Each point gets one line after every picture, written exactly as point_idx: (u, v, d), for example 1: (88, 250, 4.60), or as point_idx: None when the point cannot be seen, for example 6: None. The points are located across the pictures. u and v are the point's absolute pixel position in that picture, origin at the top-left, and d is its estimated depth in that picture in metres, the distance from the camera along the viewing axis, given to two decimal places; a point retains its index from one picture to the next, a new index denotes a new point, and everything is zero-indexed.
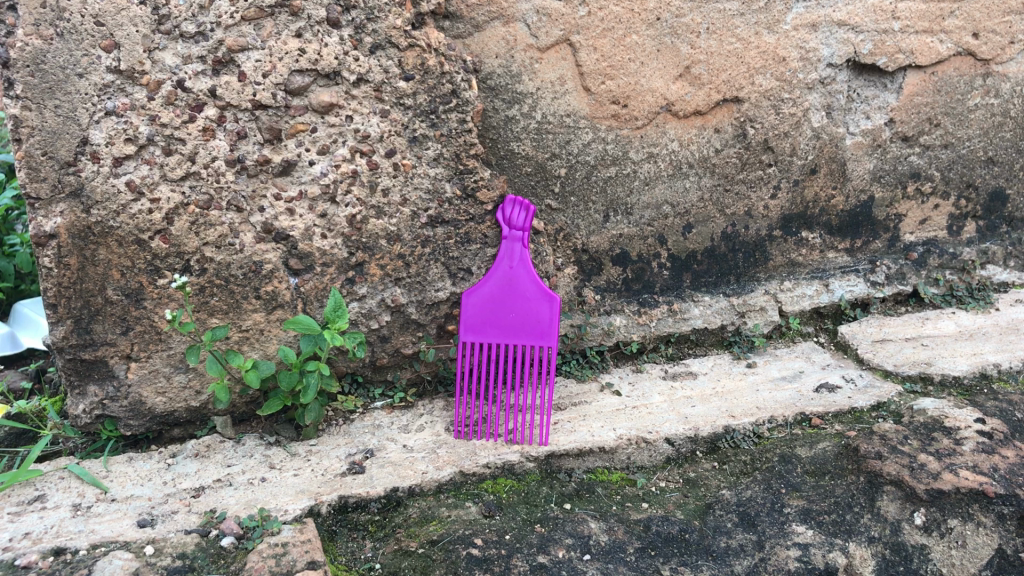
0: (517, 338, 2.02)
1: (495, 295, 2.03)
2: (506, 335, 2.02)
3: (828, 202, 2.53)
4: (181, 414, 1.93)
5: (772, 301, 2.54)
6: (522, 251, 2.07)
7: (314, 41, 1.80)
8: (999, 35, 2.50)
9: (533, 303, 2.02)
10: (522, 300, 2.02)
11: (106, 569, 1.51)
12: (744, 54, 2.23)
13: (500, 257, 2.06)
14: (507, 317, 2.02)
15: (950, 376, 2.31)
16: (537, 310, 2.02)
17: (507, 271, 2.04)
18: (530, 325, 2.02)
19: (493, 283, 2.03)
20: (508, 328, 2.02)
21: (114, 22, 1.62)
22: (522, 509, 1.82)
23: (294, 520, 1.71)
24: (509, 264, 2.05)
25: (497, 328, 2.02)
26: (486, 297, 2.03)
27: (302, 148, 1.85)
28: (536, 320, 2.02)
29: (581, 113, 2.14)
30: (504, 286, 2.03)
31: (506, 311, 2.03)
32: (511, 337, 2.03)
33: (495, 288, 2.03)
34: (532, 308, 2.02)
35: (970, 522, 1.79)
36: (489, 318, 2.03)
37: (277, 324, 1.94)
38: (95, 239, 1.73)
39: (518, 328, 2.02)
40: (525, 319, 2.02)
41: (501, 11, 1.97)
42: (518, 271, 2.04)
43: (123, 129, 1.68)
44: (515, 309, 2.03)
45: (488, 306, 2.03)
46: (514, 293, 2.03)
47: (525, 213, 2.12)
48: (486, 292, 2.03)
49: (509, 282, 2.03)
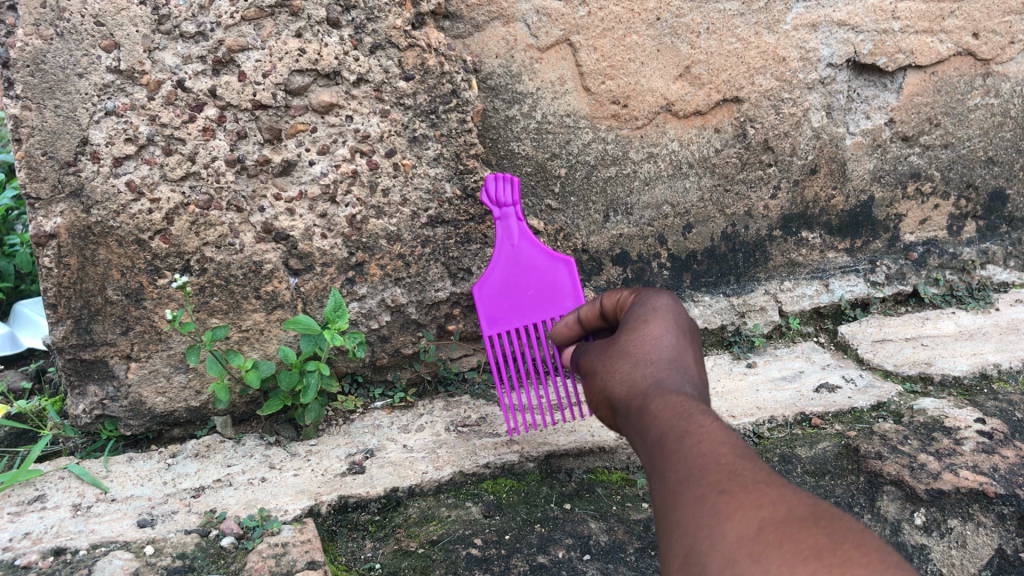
0: (542, 312, 2.02)
1: (506, 278, 2.02)
2: (530, 313, 2.02)
3: (828, 202, 2.53)
4: (181, 414, 1.94)
5: (772, 301, 2.54)
6: (519, 226, 2.01)
7: (314, 41, 1.79)
8: (999, 35, 2.49)
9: (547, 272, 2.02)
10: (531, 272, 2.02)
11: (106, 569, 1.50)
12: (744, 55, 2.23)
13: (499, 239, 2.02)
14: (524, 295, 2.02)
15: (950, 376, 2.32)
16: (551, 275, 2.03)
17: (510, 250, 2.01)
18: (548, 292, 2.02)
19: (500, 267, 2.01)
20: (529, 307, 2.02)
21: (114, 22, 1.62)
22: (522, 509, 1.81)
23: (293, 520, 1.70)
24: (509, 242, 2.01)
25: (518, 311, 2.01)
26: (498, 283, 2.01)
27: (302, 148, 1.86)
28: (555, 287, 2.03)
29: (581, 113, 2.14)
30: (512, 265, 2.02)
31: (522, 290, 2.02)
32: (535, 313, 2.02)
33: (505, 272, 2.02)
34: (547, 277, 2.02)
35: (970, 523, 1.78)
36: (508, 305, 2.01)
37: (277, 324, 1.95)
38: (94, 238, 1.72)
39: (541, 302, 2.02)
40: (543, 289, 2.03)
41: (500, 11, 1.96)
42: (521, 247, 2.01)
43: (124, 129, 1.68)
44: (530, 283, 2.03)
45: (503, 291, 2.01)
46: (523, 269, 2.02)
47: (511, 185, 2.01)
48: (497, 279, 2.01)
49: (515, 259, 2.01)
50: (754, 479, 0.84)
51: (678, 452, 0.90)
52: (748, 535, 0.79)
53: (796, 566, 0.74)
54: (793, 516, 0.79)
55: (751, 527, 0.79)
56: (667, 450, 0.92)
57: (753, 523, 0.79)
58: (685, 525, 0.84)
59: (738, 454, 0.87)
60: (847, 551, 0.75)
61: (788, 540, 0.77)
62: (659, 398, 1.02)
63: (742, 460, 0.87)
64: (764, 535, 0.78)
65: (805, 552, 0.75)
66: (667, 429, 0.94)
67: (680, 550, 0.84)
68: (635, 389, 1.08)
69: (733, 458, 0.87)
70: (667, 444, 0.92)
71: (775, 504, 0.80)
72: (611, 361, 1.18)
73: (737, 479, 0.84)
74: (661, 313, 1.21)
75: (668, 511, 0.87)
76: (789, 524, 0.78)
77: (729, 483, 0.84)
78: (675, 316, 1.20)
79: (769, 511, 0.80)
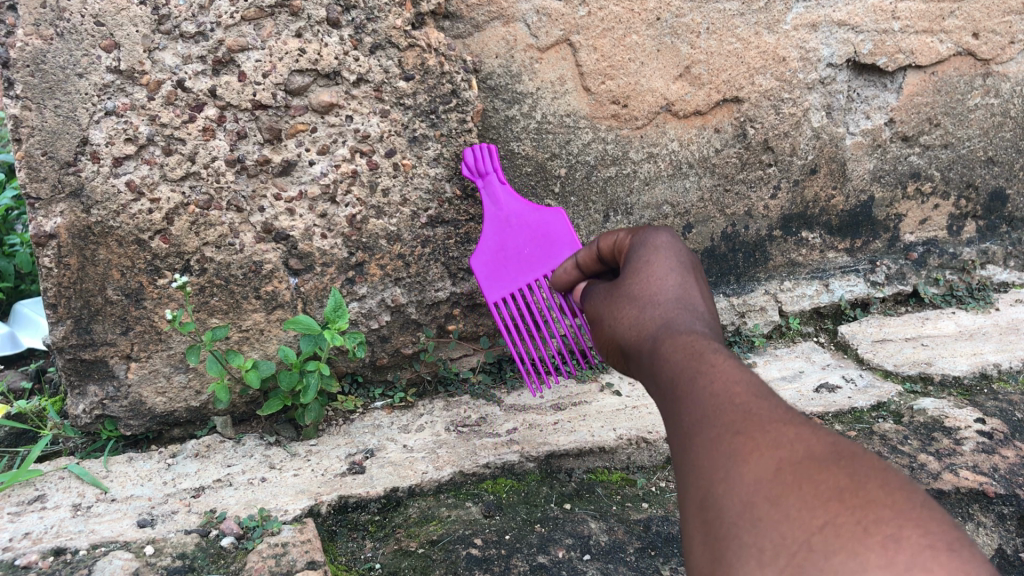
0: (544, 265, 2.04)
1: (500, 242, 2.03)
2: (532, 269, 2.04)
3: (828, 202, 2.53)
4: (181, 414, 1.94)
5: (772, 301, 2.55)
6: (503, 188, 2.01)
7: (314, 41, 1.79)
8: (999, 34, 2.49)
9: (540, 226, 2.04)
10: (524, 230, 2.03)
11: (106, 569, 1.50)
12: (744, 55, 2.23)
13: (486, 206, 2.01)
14: (522, 254, 2.04)
15: (950, 376, 2.32)
16: (546, 228, 2.04)
17: (500, 214, 2.02)
18: (545, 245, 2.04)
19: (493, 233, 2.02)
20: (530, 264, 2.04)
21: (114, 22, 1.62)
22: (522, 509, 1.81)
23: (293, 520, 1.70)
24: (498, 206, 2.01)
25: (520, 270, 2.03)
26: (494, 249, 2.02)
27: (302, 148, 1.86)
28: (550, 239, 2.05)
29: (581, 113, 2.14)
30: (505, 228, 2.02)
31: (519, 249, 2.04)
32: (538, 268, 2.04)
33: (498, 236, 2.02)
34: (541, 231, 2.04)
35: (970, 523, 1.78)
36: (508, 267, 2.03)
37: (277, 324, 1.95)
38: (94, 238, 1.72)
39: (541, 257, 2.04)
40: (540, 243, 2.04)
41: (500, 11, 1.96)
42: (510, 208, 2.02)
43: (124, 129, 1.68)
44: (526, 241, 2.04)
45: (501, 255, 2.03)
46: (516, 229, 2.03)
47: (488, 151, 2.00)
48: (492, 245, 2.02)
49: (506, 221, 2.02)
50: (770, 418, 0.79)
51: (692, 393, 0.87)
52: (765, 476, 0.74)
53: (814, 506, 0.69)
54: (812, 456, 0.74)
55: (769, 468, 0.74)
56: (680, 391, 0.88)
57: (770, 463, 0.75)
58: (700, 470, 0.80)
59: (754, 393, 0.83)
60: (870, 490, 0.69)
61: (806, 479, 0.72)
62: (669, 338, 1.00)
63: (758, 398, 0.82)
64: (781, 475, 0.73)
65: (826, 492, 0.70)
66: (679, 370, 0.91)
67: (697, 495, 0.80)
68: (644, 332, 1.08)
69: (748, 396, 0.82)
70: (681, 386, 0.89)
71: (792, 443, 0.75)
72: (617, 308, 1.18)
73: (752, 418, 0.79)
74: (662, 253, 1.20)
75: (685, 457, 0.83)
76: (807, 463, 0.73)
77: (744, 423, 0.79)
78: (676, 254, 1.19)
79: (787, 450, 0.75)
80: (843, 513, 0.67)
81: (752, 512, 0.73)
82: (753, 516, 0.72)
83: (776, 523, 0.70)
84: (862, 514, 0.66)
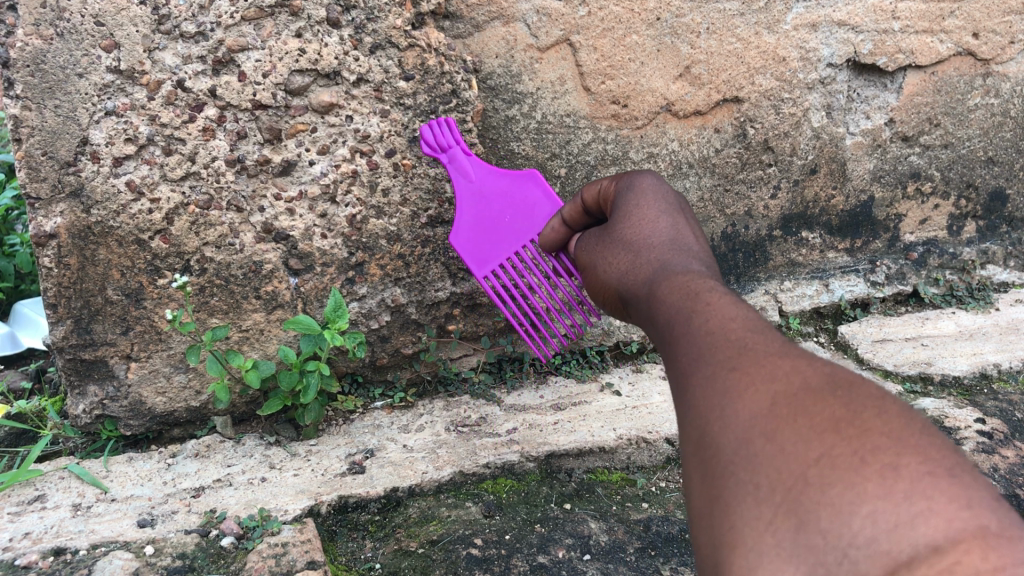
0: (527, 231, 1.91)
1: (477, 215, 1.95)
2: (515, 237, 1.92)
3: (828, 202, 2.53)
4: (181, 414, 1.94)
5: (772, 301, 2.55)
6: (471, 160, 1.94)
7: (314, 41, 1.79)
8: (999, 34, 2.49)
9: (517, 192, 1.93)
10: (501, 199, 1.94)
11: (106, 569, 1.50)
12: (744, 55, 2.23)
13: (458, 182, 1.95)
14: (502, 223, 1.93)
15: (950, 376, 2.33)
16: (524, 193, 1.93)
17: (473, 186, 1.94)
18: (526, 211, 1.93)
19: (467, 208, 1.94)
20: (512, 232, 1.92)
21: (114, 22, 1.62)
22: (522, 509, 1.81)
23: (293, 520, 1.70)
24: (468, 179, 1.94)
25: (502, 240, 1.93)
26: (472, 224, 1.94)
27: (302, 148, 1.86)
28: (529, 203, 1.93)
29: (581, 112, 2.14)
30: (480, 199, 1.94)
31: (498, 219, 1.94)
32: (521, 234, 1.92)
33: (474, 210, 1.95)
34: (518, 197, 1.93)
35: None
36: (488, 239, 1.94)
37: (277, 324, 1.95)
38: (94, 238, 1.72)
39: (523, 223, 1.92)
40: (519, 209, 1.93)
41: (500, 11, 1.96)
42: (481, 179, 1.94)
43: (124, 129, 1.68)
44: (504, 210, 1.94)
45: (479, 229, 1.95)
46: (491, 199, 1.94)
47: (450, 126, 1.94)
48: (469, 220, 1.95)
49: (480, 193, 1.94)
50: (765, 353, 0.79)
51: (687, 333, 0.87)
52: (760, 410, 0.74)
53: (811, 437, 0.69)
54: (809, 388, 0.73)
55: (764, 402, 0.74)
56: (677, 333, 0.89)
57: (765, 397, 0.74)
58: (696, 408, 0.80)
59: (749, 330, 0.83)
60: (866, 419, 0.68)
61: (801, 410, 0.71)
62: (662, 276, 1.02)
63: (752, 335, 0.82)
64: (777, 409, 0.73)
65: (822, 422, 0.69)
66: (675, 311, 0.91)
67: (695, 434, 0.79)
68: (637, 269, 1.10)
69: (743, 333, 0.82)
70: (676, 328, 0.89)
71: (787, 375, 0.75)
72: (609, 254, 1.20)
73: (747, 354, 0.79)
74: (651, 200, 1.23)
75: (682, 397, 0.83)
76: (803, 395, 0.73)
77: (740, 359, 0.79)
78: (663, 199, 1.23)
79: (782, 383, 0.75)
80: (838, 444, 0.67)
81: (749, 447, 0.73)
82: (750, 451, 0.72)
83: (773, 457, 0.70)
84: (859, 444, 0.66)
